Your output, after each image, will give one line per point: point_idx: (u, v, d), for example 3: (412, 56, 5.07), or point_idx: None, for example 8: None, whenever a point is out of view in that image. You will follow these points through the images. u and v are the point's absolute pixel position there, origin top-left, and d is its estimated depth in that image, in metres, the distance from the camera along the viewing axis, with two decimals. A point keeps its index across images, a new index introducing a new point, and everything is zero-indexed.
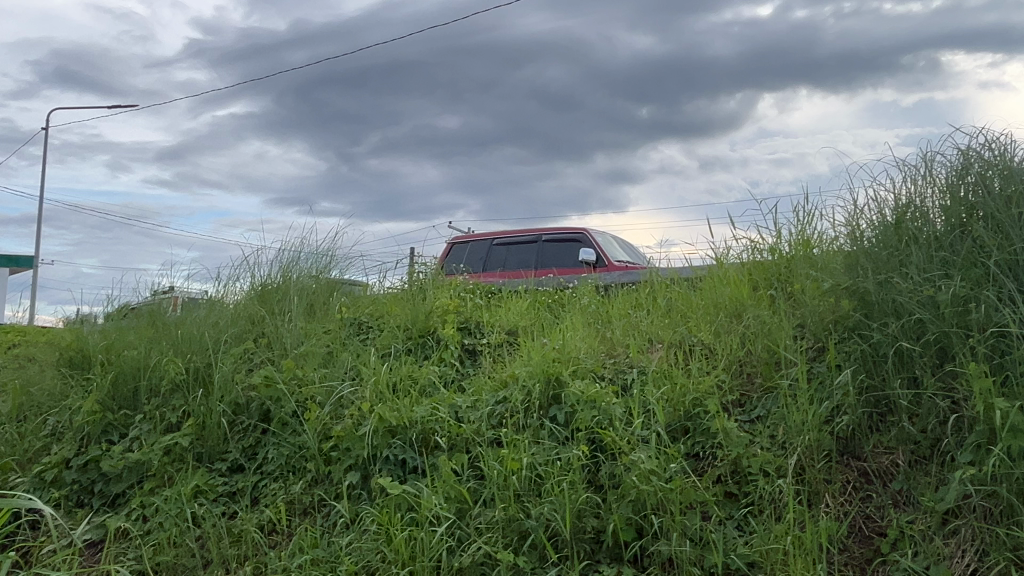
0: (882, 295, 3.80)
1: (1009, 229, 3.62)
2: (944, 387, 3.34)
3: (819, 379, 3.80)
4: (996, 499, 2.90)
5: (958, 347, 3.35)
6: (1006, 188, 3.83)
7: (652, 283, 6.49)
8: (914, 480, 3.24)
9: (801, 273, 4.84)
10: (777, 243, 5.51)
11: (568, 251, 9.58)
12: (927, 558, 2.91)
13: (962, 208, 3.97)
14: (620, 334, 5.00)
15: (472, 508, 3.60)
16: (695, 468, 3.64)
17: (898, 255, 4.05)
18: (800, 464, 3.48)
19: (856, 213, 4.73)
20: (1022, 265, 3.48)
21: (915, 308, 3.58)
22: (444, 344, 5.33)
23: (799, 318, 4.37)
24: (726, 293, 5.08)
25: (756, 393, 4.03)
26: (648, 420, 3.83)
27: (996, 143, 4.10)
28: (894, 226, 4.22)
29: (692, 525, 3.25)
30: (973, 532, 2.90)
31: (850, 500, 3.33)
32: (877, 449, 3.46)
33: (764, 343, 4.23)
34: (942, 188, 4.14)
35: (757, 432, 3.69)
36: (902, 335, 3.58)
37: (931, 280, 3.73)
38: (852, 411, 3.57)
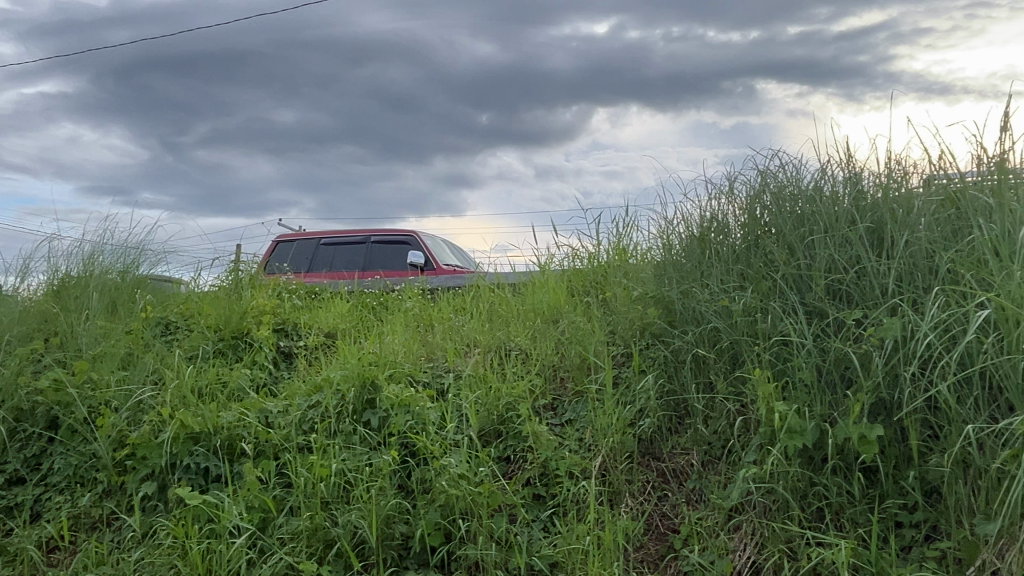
0: (684, 305, 4.03)
1: (795, 245, 3.93)
2: (734, 391, 3.57)
3: (625, 384, 3.96)
4: (774, 496, 3.12)
5: (747, 353, 3.59)
6: (794, 208, 4.15)
7: (477, 287, 6.54)
8: (705, 479, 3.45)
9: (614, 282, 5.04)
10: (595, 253, 5.71)
11: (396, 253, 9.49)
12: (713, 553, 3.10)
13: (757, 225, 4.27)
14: (440, 338, 5.01)
15: (277, 518, 3.47)
16: (505, 472, 3.69)
17: (700, 268, 4.30)
18: (605, 466, 3.61)
19: (667, 226, 4.98)
20: (805, 279, 3.78)
21: (712, 317, 3.81)
22: (258, 346, 5.11)
23: (610, 325, 4.53)
24: (545, 299, 5.21)
25: (567, 397, 4.14)
26: (461, 424, 3.84)
27: (788, 166, 4.45)
28: (699, 240, 4.48)
29: (498, 528, 3.29)
30: (753, 527, 3.11)
31: (648, 500, 3.49)
32: (675, 450, 3.66)
33: (576, 349, 4.37)
34: (740, 206, 4.43)
35: (566, 435, 3.80)
36: (699, 343, 3.81)
37: (727, 290, 3.99)
38: (653, 414, 3.76)
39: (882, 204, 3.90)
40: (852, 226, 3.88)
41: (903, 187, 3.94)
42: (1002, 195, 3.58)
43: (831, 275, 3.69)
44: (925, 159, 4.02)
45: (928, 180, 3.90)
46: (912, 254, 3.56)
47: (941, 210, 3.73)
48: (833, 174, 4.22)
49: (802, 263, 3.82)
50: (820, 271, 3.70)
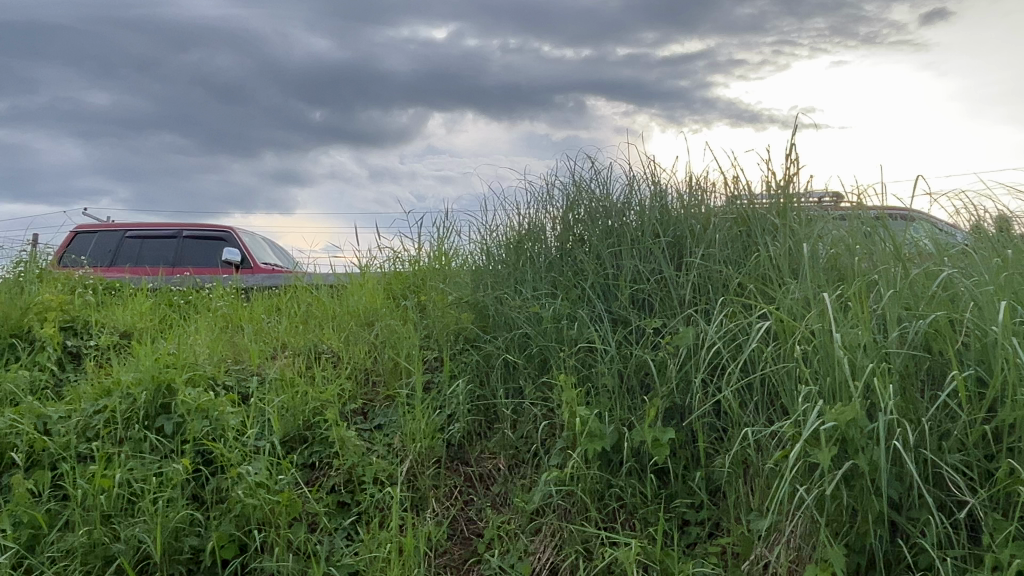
0: (497, 311, 4.08)
1: (603, 255, 4.08)
2: (541, 396, 3.64)
3: (436, 389, 3.95)
4: (574, 498, 3.21)
5: (554, 359, 3.68)
6: (605, 220, 4.31)
7: (293, 288, 6.31)
8: (511, 483, 3.49)
9: (432, 286, 5.02)
10: (416, 256, 5.66)
11: (210, 250, 9.00)
12: (513, 556, 3.14)
13: (570, 235, 4.39)
14: (249, 339, 4.78)
15: (48, 535, 3.19)
16: (308, 480, 3.57)
17: (515, 275, 4.37)
18: (412, 472, 3.57)
19: (485, 234, 5.02)
20: (612, 289, 3.93)
21: (523, 323, 3.88)
22: (40, 345, 4.66)
23: (425, 328, 4.50)
24: (362, 302, 5.11)
25: (378, 401, 4.07)
26: (263, 430, 3.68)
27: (601, 179, 4.61)
28: (515, 248, 4.56)
29: (297, 538, 3.17)
30: (554, 529, 3.18)
31: (454, 505, 3.49)
32: (483, 455, 3.68)
33: (389, 353, 4.30)
34: (555, 215, 4.55)
35: (374, 441, 3.73)
36: (509, 348, 3.87)
37: (539, 297, 4.08)
38: (463, 419, 3.76)
39: (683, 219, 4.13)
40: (656, 239, 4.08)
41: (702, 204, 4.19)
42: (785, 215, 3.89)
43: (635, 285, 3.86)
44: (721, 179, 4.31)
45: (724, 199, 4.17)
46: (707, 268, 3.80)
47: (734, 227, 4.00)
48: (641, 188, 4.43)
49: (609, 273, 3.98)
50: (625, 281, 3.86)
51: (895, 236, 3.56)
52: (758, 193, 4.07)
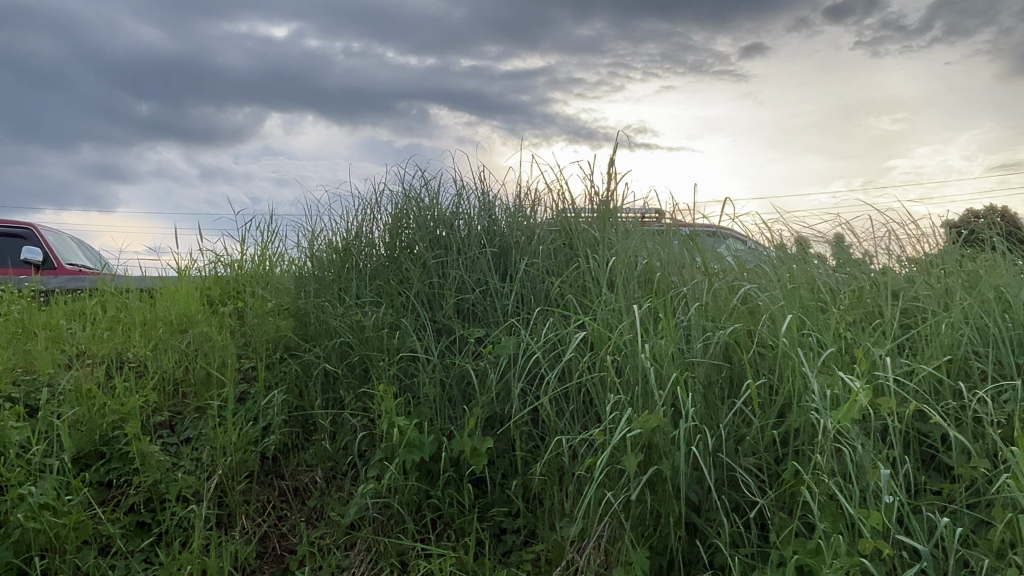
0: (318, 319, 3.96)
1: (429, 263, 4.06)
2: (361, 406, 3.57)
3: (251, 400, 3.78)
4: (389, 511, 3.18)
5: (374, 369, 3.62)
6: (433, 228, 4.30)
7: (100, 292, 5.86)
8: (328, 496, 3.38)
9: (253, 292, 4.81)
10: (237, 261, 5.41)
11: (6, 248, 8.20)
12: (325, 572, 3.05)
13: (397, 242, 4.34)
14: (42, 346, 4.39)
15: None
16: (103, 500, 3.32)
17: (338, 282, 4.26)
18: (222, 488, 3.40)
19: (311, 241, 4.88)
20: (436, 298, 3.91)
21: (343, 332, 3.79)
22: None
23: (243, 337, 4.30)
24: (175, 307, 4.82)
25: (186, 413, 3.84)
26: (52, 447, 3.38)
27: (429, 188, 4.59)
28: (341, 254, 4.45)
29: (85, 563, 2.95)
30: (369, 543, 3.12)
31: (265, 521, 3.35)
32: (299, 468, 3.55)
33: (201, 362, 4.07)
34: (383, 223, 4.48)
35: (180, 455, 3.51)
36: (328, 358, 3.76)
37: (362, 305, 4.00)
38: (278, 431, 3.61)
39: (509, 230, 4.19)
40: (482, 249, 4.11)
41: (528, 216, 4.27)
42: (604, 229, 4.04)
43: (460, 295, 3.86)
44: (548, 193, 4.43)
45: (550, 212, 4.29)
46: (530, 278, 3.87)
47: (557, 240, 4.09)
48: (469, 199, 4.46)
49: (434, 281, 3.96)
50: (450, 290, 3.86)
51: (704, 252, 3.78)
52: (582, 206, 4.25)
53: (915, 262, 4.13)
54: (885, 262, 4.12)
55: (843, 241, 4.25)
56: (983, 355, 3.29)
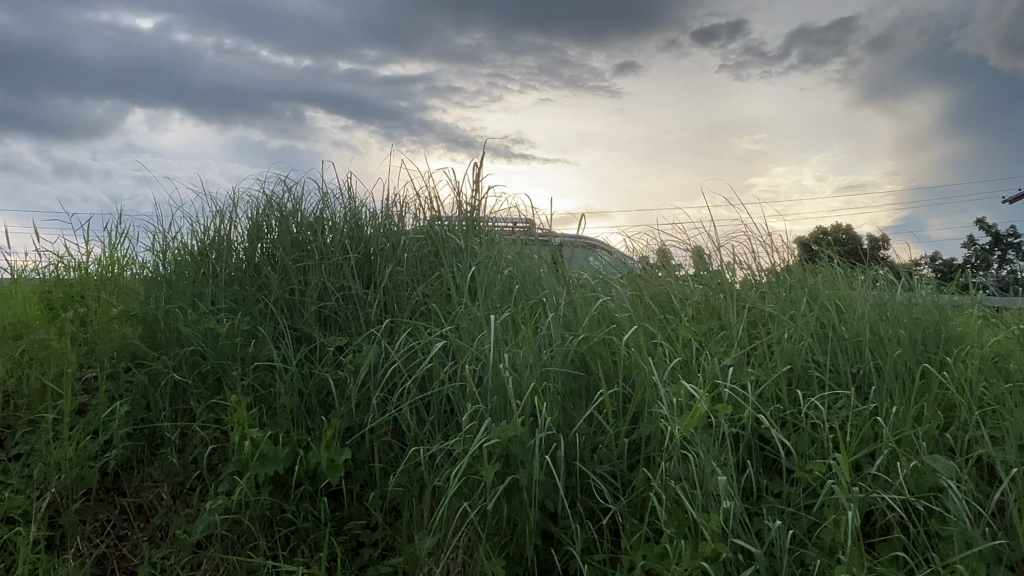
0: (167, 326, 3.76)
1: (289, 269, 3.93)
2: (212, 417, 3.41)
3: (90, 413, 3.54)
4: (239, 527, 3.06)
5: (228, 378, 3.46)
6: (296, 232, 4.17)
7: None
8: (174, 513, 3.21)
9: (98, 296, 4.53)
10: (82, 264, 5.07)
11: None
12: None
13: (256, 246, 4.18)
14: None
15: None
16: None
17: (192, 287, 4.07)
18: (54, 508, 3.17)
19: (165, 245, 4.65)
20: (296, 304, 3.80)
21: (195, 339, 3.61)
22: None
23: (85, 344, 4.03)
24: (9, 313, 4.47)
25: (17, 427, 3.56)
26: None
27: (292, 192, 4.47)
28: (196, 259, 4.25)
29: None
30: (216, 563, 2.99)
31: (103, 542, 3.15)
32: (143, 484, 3.35)
33: (36, 371, 3.79)
34: (242, 226, 4.32)
35: (9, 474, 3.26)
36: (178, 367, 3.57)
37: (216, 312, 3.83)
38: (121, 445, 3.39)
39: (374, 237, 4.12)
40: (345, 256, 4.03)
41: (395, 223, 4.23)
42: (469, 237, 4.05)
43: (320, 301, 3.76)
44: (415, 200, 4.40)
45: (416, 220, 4.26)
46: (394, 286, 3.82)
47: (422, 247, 4.06)
48: (335, 205, 4.37)
49: (294, 288, 3.84)
50: (311, 297, 3.75)
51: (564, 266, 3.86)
52: (447, 213, 4.26)
53: (766, 275, 4.35)
54: (740, 273, 4.31)
55: (702, 253, 4.42)
56: (820, 364, 3.50)
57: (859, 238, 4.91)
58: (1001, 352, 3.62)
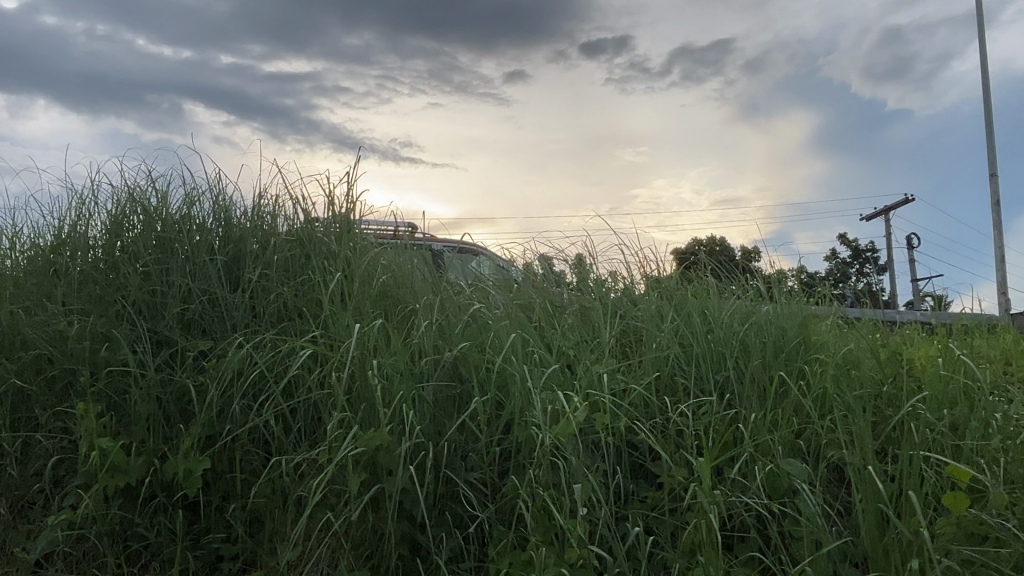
0: (10, 328, 3.50)
1: (149, 269, 3.73)
2: (59, 426, 3.19)
3: None
4: (84, 544, 2.92)
5: (77, 385, 3.24)
6: (159, 230, 3.96)
7: None
8: (11, 529, 3.02)
9: None
10: None
11: None
12: None
13: (114, 244, 3.95)
14: None
15: None
16: None
17: (41, 286, 3.80)
18: None
19: (14, 240, 4.33)
20: (156, 307, 3.60)
21: (41, 343, 3.37)
22: None
23: None
24: None
25: None
26: None
27: (156, 189, 4.24)
28: (46, 256, 3.98)
29: None
30: None
31: None
32: None
33: None
34: (100, 223, 4.08)
35: None
36: (21, 372, 3.32)
37: (66, 313, 3.59)
38: None
39: (244, 238, 3.97)
40: (211, 257, 3.85)
41: (268, 224, 4.09)
42: (344, 241, 3.96)
43: (183, 304, 3.58)
44: (290, 200, 4.27)
45: (289, 223, 4.13)
46: (263, 289, 3.68)
47: (294, 250, 3.94)
48: (203, 203, 4.18)
49: (155, 289, 3.65)
50: (172, 299, 3.57)
51: (437, 280, 3.84)
52: (321, 215, 4.15)
53: (642, 283, 4.45)
54: (615, 281, 4.41)
55: (582, 261, 4.48)
56: (687, 372, 3.60)
57: (731, 249, 5.09)
58: (854, 360, 3.83)
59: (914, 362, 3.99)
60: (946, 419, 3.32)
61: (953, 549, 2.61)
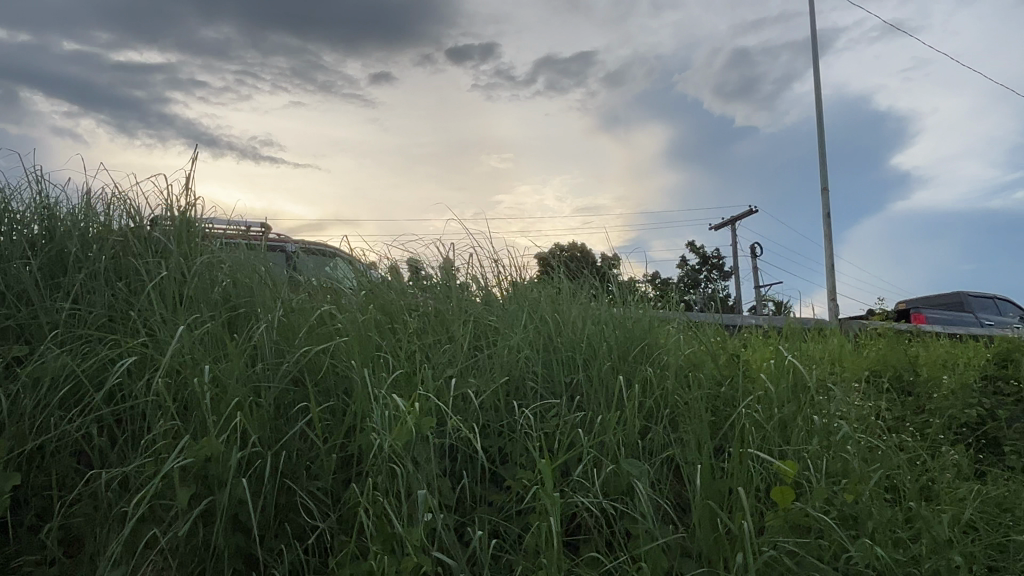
0: None
1: None
2: None
3: None
4: None
5: None
6: None
7: None
8: None
9: None
10: None
11: None
12: None
13: None
14: None
15: None
16: None
17: None
18: None
19: None
20: None
21: None
22: None
23: None
24: None
25: None
26: None
27: None
28: None
29: None
30: None
31: None
32: None
33: None
34: None
35: None
36: None
37: None
38: None
39: (69, 235, 3.69)
40: (28, 256, 3.55)
41: (97, 222, 3.83)
42: (179, 241, 3.76)
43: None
44: (123, 198, 4.02)
45: (121, 221, 3.88)
46: (89, 291, 3.44)
47: (125, 249, 3.70)
48: (23, 199, 3.87)
49: None
50: None
51: (280, 284, 3.71)
52: (158, 215, 3.93)
53: (507, 287, 4.45)
54: (487, 289, 4.35)
55: (450, 268, 4.41)
56: (536, 374, 3.62)
57: (593, 254, 5.14)
58: (695, 363, 3.98)
59: (749, 363, 4.20)
60: (775, 418, 3.51)
61: (779, 542, 2.76)
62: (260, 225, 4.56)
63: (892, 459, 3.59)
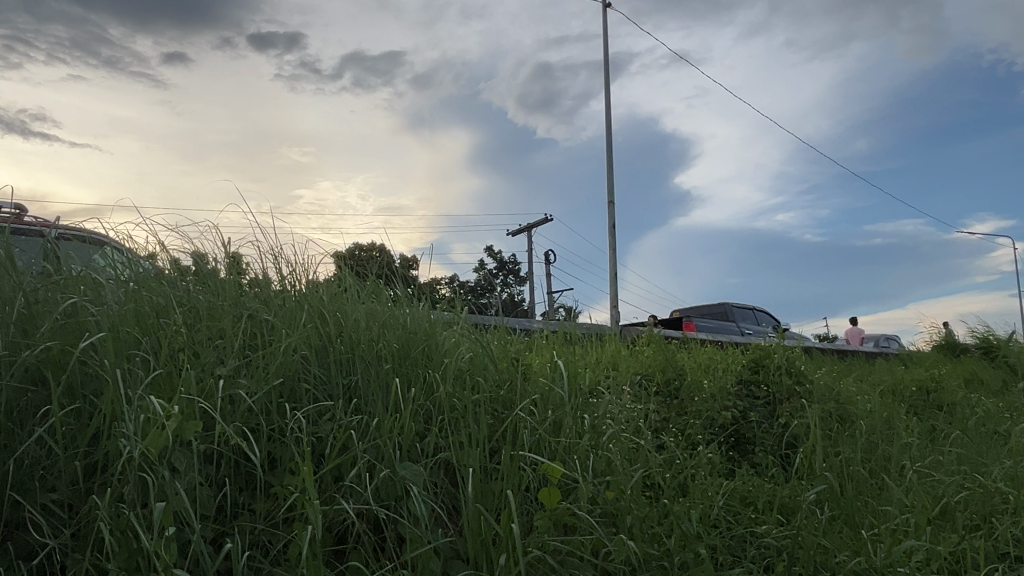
0: None
1: None
2: None
3: None
4: None
5: None
6: None
7: None
8: None
9: None
10: None
11: None
12: None
13: None
14: None
15: None
16: None
17: None
18: None
19: None
20: None
21: None
22: None
23: None
24: None
25: None
26: None
27: None
28: None
29: None
30: None
31: None
32: None
33: None
34: None
35: None
36: None
37: None
38: None
39: None
40: None
41: None
42: None
43: None
44: None
45: None
46: None
47: None
48: None
49: None
50: None
51: (23, 274, 3.30)
52: None
53: (289, 282, 4.24)
54: (278, 281, 4.16)
55: (238, 262, 4.17)
56: (312, 375, 3.47)
57: (390, 255, 5.05)
58: (477, 366, 4.01)
59: (529, 367, 4.28)
60: (549, 420, 3.61)
61: (545, 541, 2.84)
62: (15, 205, 4.03)
63: (652, 458, 3.81)
